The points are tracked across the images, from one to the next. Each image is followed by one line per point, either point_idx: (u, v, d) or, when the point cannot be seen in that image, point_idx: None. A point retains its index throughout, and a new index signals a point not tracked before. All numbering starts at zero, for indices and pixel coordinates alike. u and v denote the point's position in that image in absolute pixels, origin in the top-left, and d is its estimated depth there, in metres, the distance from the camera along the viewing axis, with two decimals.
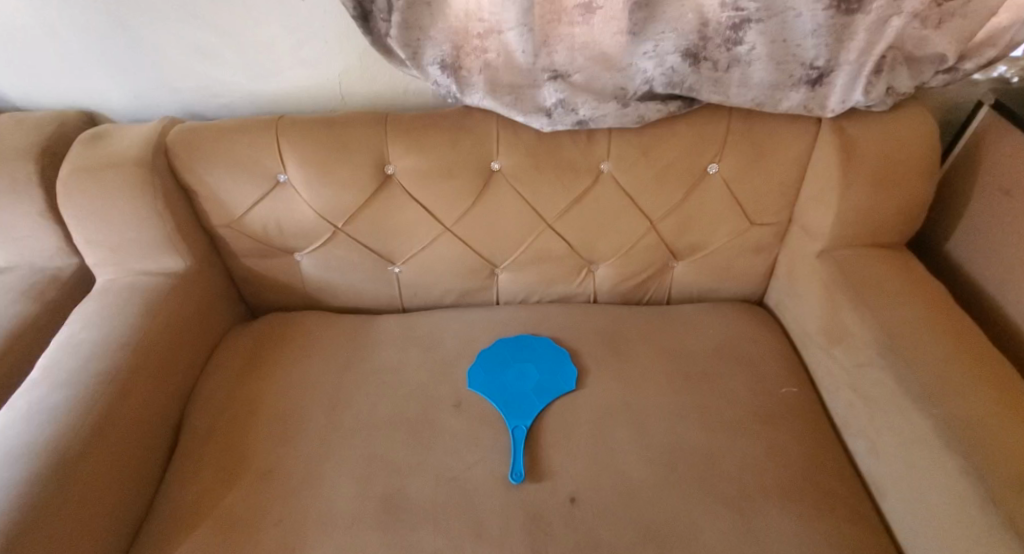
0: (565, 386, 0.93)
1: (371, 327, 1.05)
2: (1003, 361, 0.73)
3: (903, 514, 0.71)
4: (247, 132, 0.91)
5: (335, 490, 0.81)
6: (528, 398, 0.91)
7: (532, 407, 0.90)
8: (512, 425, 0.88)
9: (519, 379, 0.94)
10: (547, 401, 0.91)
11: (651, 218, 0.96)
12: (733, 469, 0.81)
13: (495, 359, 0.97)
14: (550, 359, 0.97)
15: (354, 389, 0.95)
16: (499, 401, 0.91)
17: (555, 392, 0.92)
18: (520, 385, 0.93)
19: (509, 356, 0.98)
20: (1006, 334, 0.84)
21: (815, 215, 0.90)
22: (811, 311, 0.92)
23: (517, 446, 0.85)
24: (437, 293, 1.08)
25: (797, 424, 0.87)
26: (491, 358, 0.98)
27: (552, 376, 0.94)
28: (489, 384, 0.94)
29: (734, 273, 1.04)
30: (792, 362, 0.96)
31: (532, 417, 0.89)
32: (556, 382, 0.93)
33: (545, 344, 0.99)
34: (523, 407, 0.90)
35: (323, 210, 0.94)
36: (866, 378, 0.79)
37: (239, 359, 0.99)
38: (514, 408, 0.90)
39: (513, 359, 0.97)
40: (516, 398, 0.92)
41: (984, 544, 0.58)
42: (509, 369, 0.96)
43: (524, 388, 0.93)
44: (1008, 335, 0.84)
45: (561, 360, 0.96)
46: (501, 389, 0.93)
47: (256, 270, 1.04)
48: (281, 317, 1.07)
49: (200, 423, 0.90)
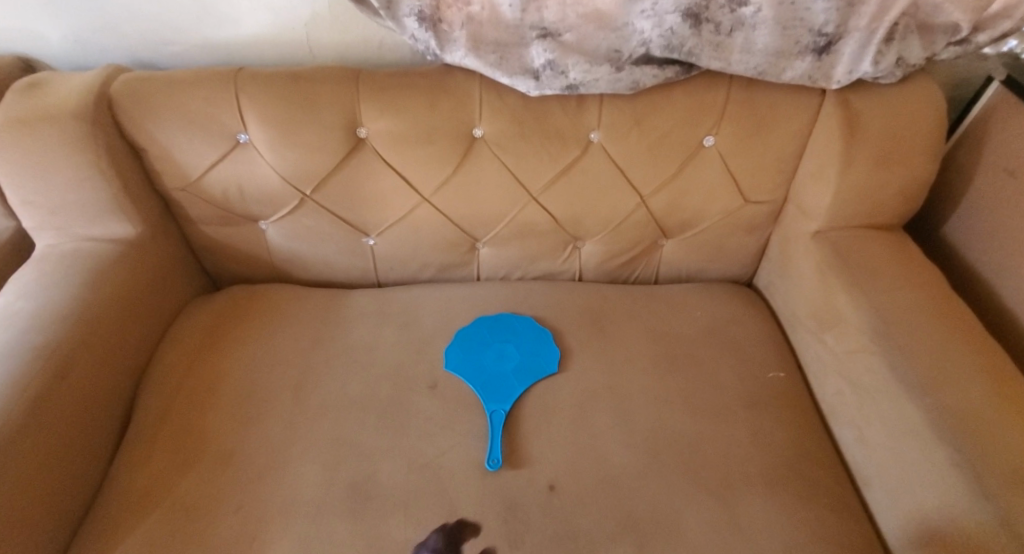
0: (547, 368, 0.89)
1: (343, 303, 0.99)
2: (999, 349, 0.71)
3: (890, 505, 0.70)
4: (203, 84, 0.82)
5: (300, 477, 0.78)
6: (508, 383, 0.87)
7: (511, 390, 0.86)
8: (491, 411, 0.84)
9: (498, 361, 0.90)
10: (528, 384, 0.87)
11: (642, 193, 0.91)
12: (716, 457, 0.79)
13: (472, 341, 0.92)
14: (533, 341, 0.92)
15: (323, 369, 0.89)
16: (477, 384, 0.87)
17: (537, 376, 0.88)
18: (500, 368, 0.89)
19: (488, 337, 0.93)
20: (1000, 321, 0.83)
21: (811, 193, 0.85)
22: (801, 295, 0.88)
23: (496, 433, 0.81)
24: (414, 267, 1.02)
25: (782, 411, 0.85)
26: (469, 338, 0.93)
27: (534, 359, 0.90)
28: (466, 365, 0.89)
29: (725, 253, 1.00)
30: (780, 347, 0.93)
31: (510, 401, 0.85)
32: (538, 365, 0.89)
33: (527, 324, 0.94)
34: (501, 390, 0.86)
35: (287, 174, 0.86)
36: (858, 365, 0.76)
37: (198, 335, 0.92)
38: (492, 391, 0.86)
39: (491, 341, 0.92)
40: (494, 381, 0.87)
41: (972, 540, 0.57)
42: (487, 351, 0.91)
43: (504, 371, 0.88)
44: (1002, 322, 0.82)
45: (545, 343, 0.92)
46: (477, 372, 0.88)
47: (216, 238, 0.96)
48: (245, 289, 1.00)
49: (154, 403, 0.84)
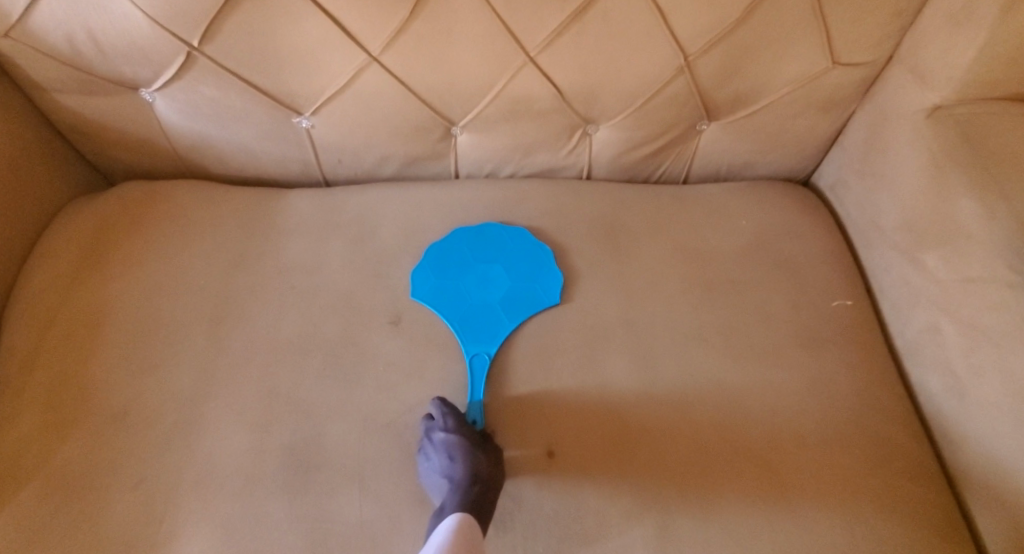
0: (547, 299, 0.67)
1: (276, 208, 0.75)
2: None
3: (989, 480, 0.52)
4: None
5: (220, 440, 0.58)
6: (495, 319, 0.66)
7: (499, 327, 0.66)
8: (470, 354, 0.64)
9: (482, 289, 0.69)
10: (521, 320, 0.66)
11: (684, 50, 0.63)
12: (767, 411, 0.61)
13: (447, 261, 0.70)
14: (528, 262, 0.70)
15: (249, 298, 0.67)
16: (454, 318, 0.66)
17: (534, 309, 0.67)
18: (484, 298, 0.68)
19: (469, 257, 0.71)
20: None
21: (938, 47, 0.59)
22: (891, 198, 0.65)
23: (477, 383, 0.62)
24: (369, 161, 0.76)
25: (852, 350, 0.65)
26: (444, 257, 0.71)
27: (529, 287, 0.68)
28: (439, 293, 0.68)
29: (785, 142, 0.75)
30: (848, 267, 0.72)
31: (498, 342, 0.64)
32: (535, 294, 0.67)
33: (522, 240, 0.72)
34: (486, 327, 0.66)
35: (159, 13, 0.57)
36: (976, 299, 0.54)
37: (77, 251, 0.69)
38: (474, 329, 0.65)
39: (472, 263, 0.70)
40: (477, 315, 0.67)
41: None
42: (468, 275, 0.70)
43: (489, 302, 0.68)
44: None
45: (545, 265, 0.70)
46: (453, 302, 0.67)
47: (86, 115, 0.68)
48: (143, 188, 0.75)
49: (19, 342, 0.63)
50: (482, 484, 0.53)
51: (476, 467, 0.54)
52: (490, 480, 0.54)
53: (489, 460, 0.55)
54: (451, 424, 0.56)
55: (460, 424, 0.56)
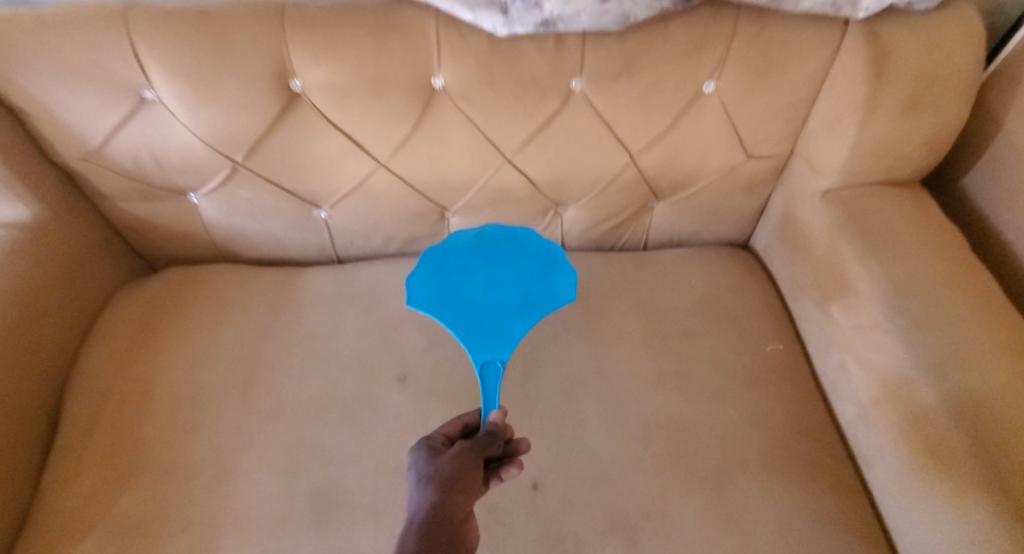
0: (556, 305, 0.73)
1: (297, 284, 0.88)
2: None
3: (887, 484, 0.66)
4: (78, 25, 0.64)
5: (255, 488, 0.68)
6: (507, 320, 0.71)
7: (511, 330, 0.70)
8: (482, 360, 0.67)
9: (492, 293, 0.73)
10: (532, 324, 0.70)
11: (630, 149, 0.79)
12: (716, 441, 0.72)
13: (455, 266, 0.76)
14: (537, 264, 0.77)
15: (275, 363, 0.79)
16: (467, 324, 0.70)
17: (550, 307, 0.72)
18: (494, 303, 0.72)
19: (480, 262, 0.77)
20: (1010, 275, 0.73)
21: (823, 147, 0.74)
22: (806, 260, 0.80)
23: (491, 389, 0.65)
24: (376, 242, 0.90)
25: (785, 387, 0.78)
26: (452, 261, 0.77)
27: (543, 287, 0.74)
28: (445, 300, 0.72)
29: (722, 214, 0.90)
30: (780, 317, 0.85)
31: (511, 346, 0.69)
32: (548, 296, 0.73)
33: (528, 240, 0.80)
34: (498, 332, 0.70)
35: (211, 139, 0.72)
36: (869, 343, 0.70)
37: (128, 330, 0.81)
38: (487, 334, 0.69)
39: (483, 268, 0.76)
40: (489, 319, 0.71)
41: (978, 534, 0.54)
42: (477, 279, 0.75)
43: (500, 307, 0.72)
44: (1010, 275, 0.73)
45: (552, 263, 0.77)
46: (462, 307, 0.71)
47: (140, 215, 0.82)
48: (185, 272, 0.88)
49: (81, 411, 0.74)
50: (437, 515, 0.44)
51: (432, 499, 0.45)
52: (448, 504, 0.45)
53: (449, 486, 0.46)
54: (416, 461, 0.51)
55: (424, 459, 0.51)
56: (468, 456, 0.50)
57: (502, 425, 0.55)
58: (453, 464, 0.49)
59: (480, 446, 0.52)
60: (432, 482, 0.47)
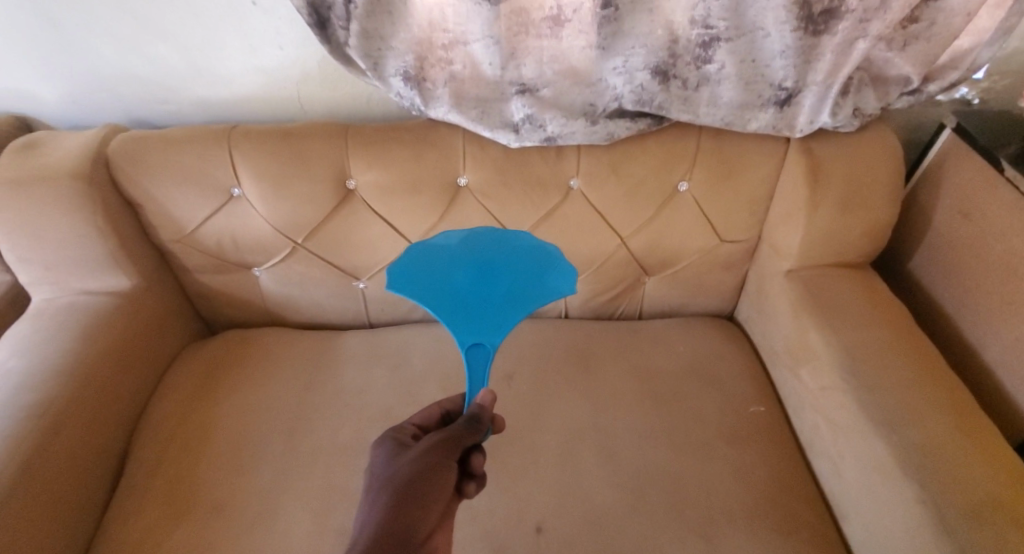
0: (556, 295, 0.66)
1: (335, 345, 1.01)
2: (967, 395, 0.74)
3: (864, 536, 0.72)
4: (196, 142, 0.85)
5: (293, 525, 0.78)
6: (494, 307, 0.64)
7: (502, 318, 0.64)
8: (466, 343, 0.62)
9: (482, 283, 0.65)
10: (525, 314, 0.64)
11: (621, 234, 0.94)
12: (701, 492, 0.81)
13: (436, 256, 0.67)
14: (534, 259, 0.68)
15: (315, 413, 0.91)
16: (453, 310, 0.63)
17: (544, 299, 0.65)
18: (484, 293, 0.65)
19: (465, 252, 0.68)
20: (952, 344, 0.84)
21: (784, 234, 0.89)
22: (778, 330, 0.92)
23: (476, 374, 0.63)
24: (404, 309, 1.05)
25: (765, 444, 0.87)
26: (433, 248, 0.69)
27: (536, 280, 0.67)
28: (424, 285, 0.64)
29: (705, 289, 1.03)
30: (760, 380, 0.96)
31: (502, 333, 0.64)
32: (544, 287, 0.66)
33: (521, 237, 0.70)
34: (489, 317, 0.64)
35: (280, 224, 0.89)
36: (831, 402, 0.79)
37: (191, 383, 0.94)
38: (476, 319, 0.64)
39: (468, 258, 0.67)
40: (478, 306, 0.64)
41: None
42: (465, 267, 0.67)
43: (491, 296, 0.65)
44: (953, 345, 0.84)
45: (549, 256, 0.68)
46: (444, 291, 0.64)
47: (211, 286, 0.98)
48: (240, 334, 1.03)
49: (147, 453, 0.85)
50: (384, 521, 0.48)
51: (383, 505, 0.49)
52: (396, 509, 0.49)
53: (399, 492, 0.50)
54: (379, 460, 0.56)
55: (386, 458, 0.55)
56: (425, 457, 0.53)
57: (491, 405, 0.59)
58: (410, 466, 0.52)
59: (450, 437, 0.55)
60: (387, 484, 0.51)
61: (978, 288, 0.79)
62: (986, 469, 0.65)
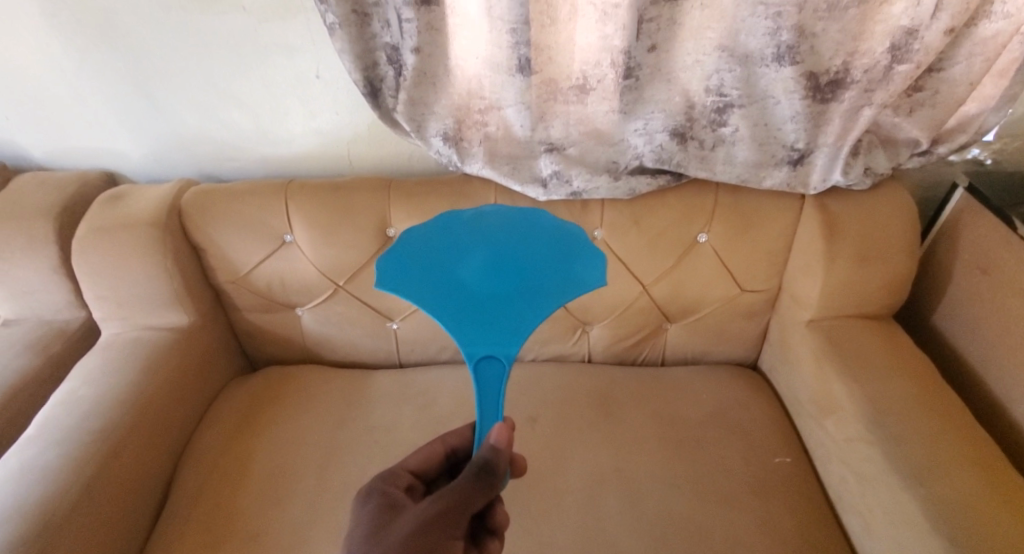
0: (579, 289, 0.62)
1: (368, 383, 1.06)
2: (996, 450, 0.73)
3: None
4: (256, 194, 0.95)
5: None
6: (510, 311, 0.61)
7: (517, 323, 0.61)
8: (480, 356, 0.60)
9: (493, 282, 0.62)
10: (543, 316, 0.61)
11: (643, 282, 0.98)
12: (726, 541, 0.80)
13: (446, 249, 0.64)
14: (551, 250, 0.64)
15: (347, 449, 0.94)
16: (462, 318, 0.61)
17: (566, 293, 0.62)
18: (497, 296, 0.61)
19: (477, 241, 0.64)
20: (980, 399, 0.84)
21: (803, 285, 0.92)
22: (801, 380, 0.93)
23: (490, 386, 0.60)
24: (433, 350, 1.09)
25: (791, 495, 0.86)
26: (442, 237, 0.65)
27: (555, 273, 0.62)
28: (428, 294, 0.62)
29: (727, 337, 1.05)
30: (785, 431, 0.96)
31: (519, 339, 0.60)
32: (564, 279, 0.62)
33: (537, 223, 0.66)
34: (503, 323, 0.61)
35: (324, 268, 0.97)
36: (856, 454, 0.79)
37: (233, 416, 1.00)
38: (489, 327, 0.61)
39: (480, 246, 0.63)
40: (490, 310, 0.61)
41: None
42: (471, 263, 0.63)
43: (504, 298, 0.61)
44: (981, 399, 0.83)
45: (569, 244, 0.64)
46: (456, 294, 0.61)
47: (258, 324, 1.06)
48: (280, 370, 1.09)
49: (189, 481, 0.90)
50: None
51: None
52: None
53: None
54: (369, 523, 0.50)
55: (377, 524, 0.49)
56: (429, 525, 0.47)
57: (507, 445, 0.55)
58: (410, 538, 0.46)
59: (458, 501, 0.50)
60: None
61: (1002, 342, 0.79)
62: (1020, 525, 0.63)
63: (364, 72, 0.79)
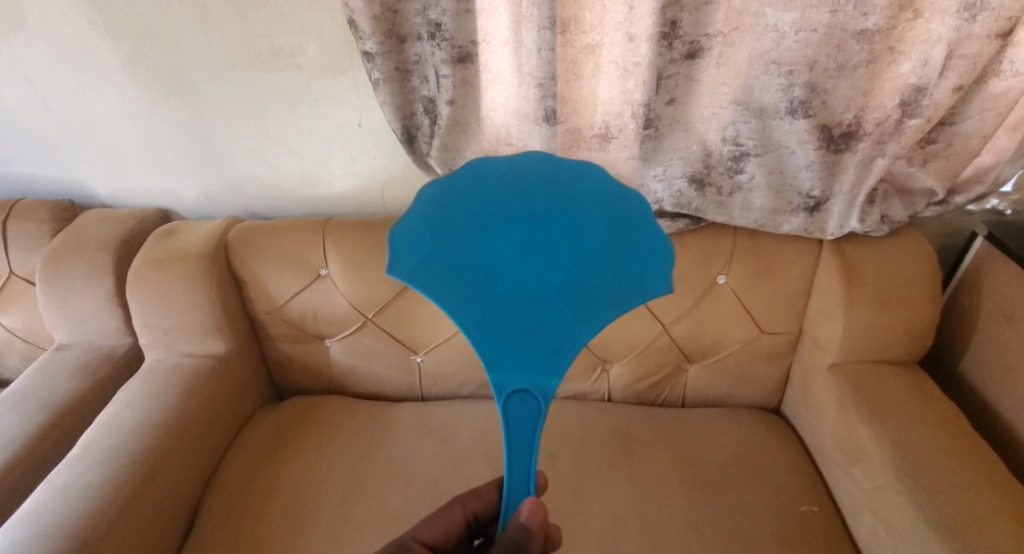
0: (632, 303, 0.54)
1: (392, 415, 1.09)
2: None
3: None
4: (296, 231, 1.01)
5: None
6: (548, 330, 0.54)
7: (558, 346, 0.54)
8: (512, 389, 0.54)
9: (531, 293, 0.54)
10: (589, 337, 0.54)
11: (663, 322, 1.00)
12: None
13: (475, 244, 0.55)
14: (601, 254, 0.55)
15: (370, 480, 0.96)
16: (493, 337, 0.54)
17: (615, 308, 0.54)
18: (535, 312, 0.54)
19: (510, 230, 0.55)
20: (1012, 450, 0.82)
21: (824, 328, 0.93)
22: (826, 425, 0.92)
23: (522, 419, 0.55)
24: (456, 384, 1.12)
25: (818, 545, 0.84)
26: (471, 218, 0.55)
27: (604, 283, 0.55)
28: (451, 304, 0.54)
29: (748, 380, 1.05)
30: (810, 479, 0.94)
31: (560, 368, 0.54)
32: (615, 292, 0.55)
33: (586, 196, 0.56)
34: (541, 347, 0.54)
35: (355, 301, 1.02)
36: (885, 504, 0.77)
37: (262, 444, 1.03)
38: (525, 353, 0.54)
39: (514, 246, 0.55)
40: (527, 329, 0.54)
41: None
42: (503, 269, 0.55)
43: (544, 314, 0.54)
44: (1012, 450, 0.82)
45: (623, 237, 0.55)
46: (485, 299, 0.54)
47: (290, 354, 1.10)
48: (307, 400, 1.13)
49: (217, 506, 0.92)
50: None
51: None
52: None
53: None
54: None
55: None
56: None
57: (541, 524, 0.52)
58: None
59: None
60: None
61: None
62: None
63: (402, 121, 0.85)
